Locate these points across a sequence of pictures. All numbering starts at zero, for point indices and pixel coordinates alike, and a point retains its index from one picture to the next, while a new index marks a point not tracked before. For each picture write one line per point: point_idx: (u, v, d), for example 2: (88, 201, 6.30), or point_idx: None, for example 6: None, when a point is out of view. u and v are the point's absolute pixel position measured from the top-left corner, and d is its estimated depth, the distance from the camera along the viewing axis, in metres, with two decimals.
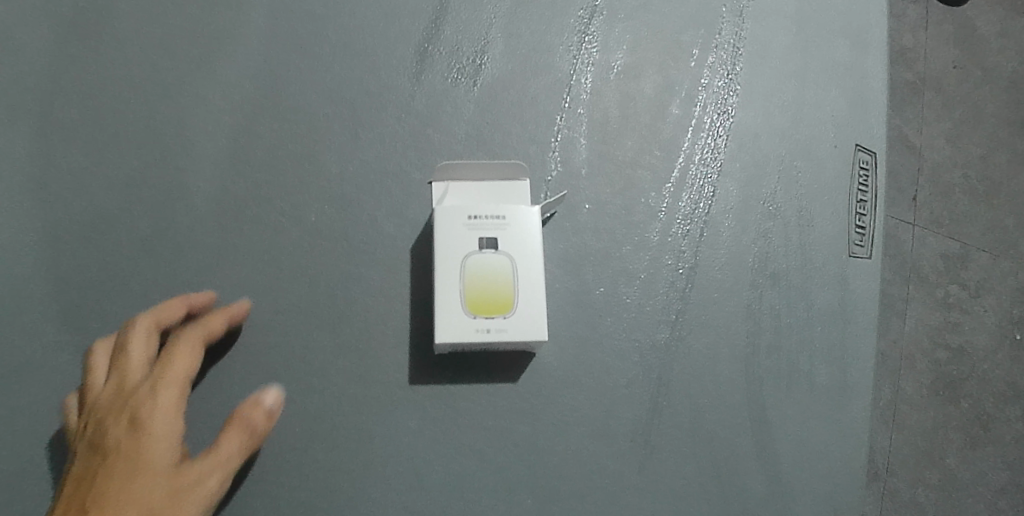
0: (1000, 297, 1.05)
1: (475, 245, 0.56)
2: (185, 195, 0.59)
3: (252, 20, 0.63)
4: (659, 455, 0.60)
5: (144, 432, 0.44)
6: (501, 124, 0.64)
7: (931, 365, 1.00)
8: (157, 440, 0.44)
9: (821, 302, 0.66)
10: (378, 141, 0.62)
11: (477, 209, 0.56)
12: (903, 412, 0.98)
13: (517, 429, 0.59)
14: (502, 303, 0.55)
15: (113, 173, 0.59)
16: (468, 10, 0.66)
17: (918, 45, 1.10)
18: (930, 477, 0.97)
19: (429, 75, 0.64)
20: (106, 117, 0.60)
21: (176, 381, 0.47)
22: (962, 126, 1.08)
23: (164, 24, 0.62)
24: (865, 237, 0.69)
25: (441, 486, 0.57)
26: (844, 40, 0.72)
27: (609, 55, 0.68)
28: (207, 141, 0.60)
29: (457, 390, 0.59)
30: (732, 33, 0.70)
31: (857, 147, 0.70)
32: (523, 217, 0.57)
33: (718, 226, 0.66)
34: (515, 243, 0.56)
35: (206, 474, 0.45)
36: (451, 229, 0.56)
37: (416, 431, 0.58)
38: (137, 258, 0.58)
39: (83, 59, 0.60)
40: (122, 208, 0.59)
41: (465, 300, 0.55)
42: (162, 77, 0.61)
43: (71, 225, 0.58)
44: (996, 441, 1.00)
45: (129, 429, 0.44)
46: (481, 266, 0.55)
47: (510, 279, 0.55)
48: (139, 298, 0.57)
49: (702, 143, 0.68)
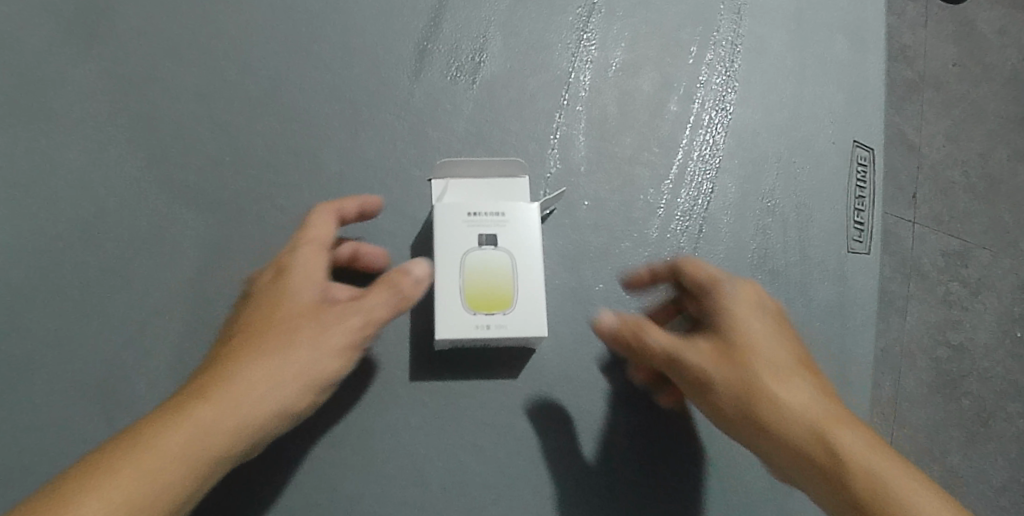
0: (1001, 295, 1.05)
1: (475, 241, 0.56)
2: (186, 192, 0.60)
3: (252, 19, 0.64)
4: (659, 451, 0.61)
5: (291, 284, 0.49)
6: (500, 122, 0.65)
7: (931, 362, 1.00)
8: (291, 281, 0.49)
9: (820, 298, 0.66)
10: (377, 138, 0.63)
11: (477, 206, 0.57)
12: (904, 410, 0.98)
13: (515, 426, 0.59)
14: (501, 299, 0.55)
15: (115, 171, 0.59)
16: (467, 8, 0.66)
17: (917, 43, 1.10)
18: (931, 475, 0.97)
19: (428, 73, 0.65)
20: (106, 116, 0.60)
21: (316, 243, 0.50)
22: (961, 124, 1.08)
23: (165, 23, 0.62)
24: (864, 233, 0.69)
25: (442, 483, 0.57)
26: (842, 36, 0.72)
27: (607, 53, 0.68)
28: (208, 140, 0.61)
29: (459, 387, 0.59)
30: (730, 30, 0.71)
31: (855, 143, 0.70)
32: (522, 214, 0.57)
33: (717, 223, 0.66)
34: (514, 239, 0.56)
35: (349, 321, 0.48)
36: (451, 225, 0.56)
37: (417, 428, 0.58)
38: (139, 255, 0.58)
39: (84, 58, 0.61)
40: (123, 204, 0.59)
41: (465, 296, 0.55)
42: (163, 76, 0.61)
43: (72, 224, 0.58)
44: (996, 439, 1.00)
45: (281, 279, 0.49)
46: (481, 262, 0.56)
47: (510, 275, 0.56)
48: (141, 295, 0.58)
49: (700, 140, 0.68)
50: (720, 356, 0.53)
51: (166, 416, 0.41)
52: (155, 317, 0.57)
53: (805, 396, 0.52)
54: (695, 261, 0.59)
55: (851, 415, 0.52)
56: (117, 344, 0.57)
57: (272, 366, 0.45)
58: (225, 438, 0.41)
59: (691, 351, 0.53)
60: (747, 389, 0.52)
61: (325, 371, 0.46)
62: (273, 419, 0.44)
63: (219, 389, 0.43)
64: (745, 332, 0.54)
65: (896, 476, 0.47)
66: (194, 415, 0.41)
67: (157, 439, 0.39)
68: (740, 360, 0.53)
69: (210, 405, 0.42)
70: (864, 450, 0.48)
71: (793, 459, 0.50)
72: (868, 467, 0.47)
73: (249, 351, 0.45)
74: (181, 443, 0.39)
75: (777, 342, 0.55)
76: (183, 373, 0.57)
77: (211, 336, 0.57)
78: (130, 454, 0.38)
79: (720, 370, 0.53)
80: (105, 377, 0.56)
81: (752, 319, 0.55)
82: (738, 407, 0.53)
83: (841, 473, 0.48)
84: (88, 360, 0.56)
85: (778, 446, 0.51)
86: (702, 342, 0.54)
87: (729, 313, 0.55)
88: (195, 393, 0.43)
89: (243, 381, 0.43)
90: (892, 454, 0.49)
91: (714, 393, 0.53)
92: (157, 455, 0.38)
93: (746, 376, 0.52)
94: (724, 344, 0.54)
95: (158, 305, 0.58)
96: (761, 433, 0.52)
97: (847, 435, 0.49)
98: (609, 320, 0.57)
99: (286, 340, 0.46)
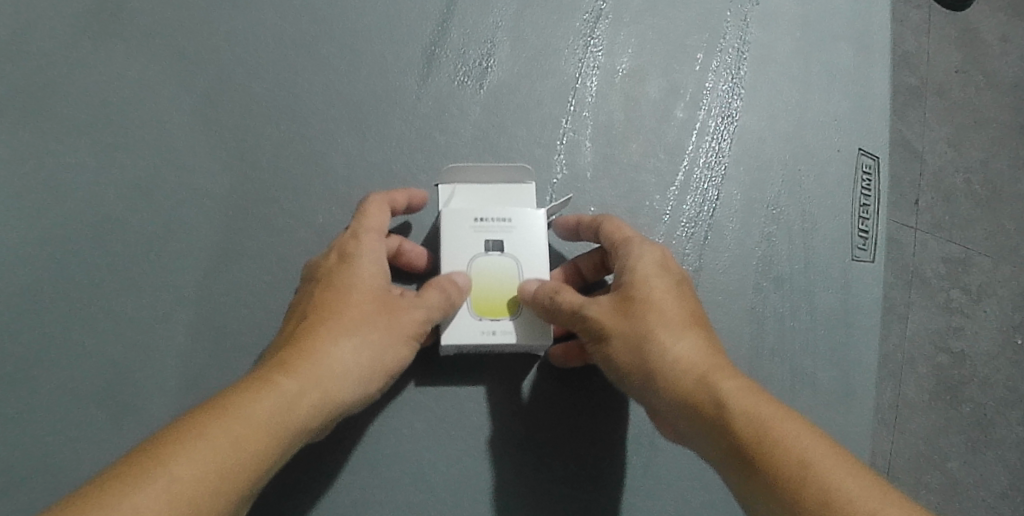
0: (1002, 302, 1.05)
1: (482, 247, 0.57)
2: (193, 195, 0.60)
3: (260, 22, 0.64)
4: (663, 457, 0.61)
5: (357, 267, 0.49)
6: (506, 127, 0.65)
7: (932, 369, 1.01)
8: (356, 267, 0.49)
9: (823, 305, 0.67)
10: (384, 142, 0.63)
11: (484, 211, 0.57)
12: (905, 416, 0.98)
13: (519, 432, 0.59)
14: (507, 305, 0.56)
15: (123, 173, 0.59)
16: (474, 13, 0.67)
17: (920, 50, 1.10)
18: (931, 481, 0.97)
19: (436, 78, 0.65)
20: (114, 118, 0.60)
21: (377, 232, 0.51)
22: (964, 131, 1.08)
23: (173, 26, 0.63)
24: (868, 241, 0.69)
25: (447, 487, 0.57)
26: (848, 44, 0.72)
27: (614, 59, 0.69)
28: (215, 142, 0.61)
29: (464, 390, 0.60)
30: (737, 38, 0.71)
31: (860, 151, 0.70)
32: (528, 220, 0.58)
33: (722, 229, 0.66)
34: (520, 245, 0.57)
35: (416, 310, 0.49)
36: (458, 231, 0.57)
37: (421, 432, 0.58)
38: (146, 257, 0.58)
39: (93, 59, 0.61)
40: (130, 206, 0.59)
41: (471, 304, 0.55)
42: (171, 78, 0.62)
43: (79, 225, 0.58)
44: (996, 445, 1.00)
45: (345, 264, 0.49)
46: (488, 269, 0.57)
47: (515, 281, 0.57)
48: (148, 297, 0.58)
49: (706, 146, 0.68)
50: (616, 310, 0.52)
51: (252, 386, 0.41)
52: (162, 319, 0.58)
53: (687, 348, 0.51)
54: (601, 220, 0.58)
55: (735, 368, 0.51)
56: (123, 346, 0.57)
57: (348, 345, 0.45)
58: (308, 413, 0.42)
59: (596, 307, 0.53)
60: (636, 341, 0.51)
61: (394, 356, 0.47)
62: (348, 399, 0.44)
63: (300, 363, 0.43)
64: (644, 286, 0.52)
65: (784, 422, 0.45)
66: (280, 388, 0.41)
67: (248, 408, 0.39)
68: (634, 314, 0.52)
69: (294, 378, 0.42)
70: (754, 400, 0.46)
71: (685, 409, 0.49)
72: (750, 411, 0.46)
73: (324, 329, 0.46)
74: (269, 413, 0.40)
75: (671, 298, 0.53)
76: (188, 375, 0.57)
77: (218, 339, 0.58)
78: (223, 421, 0.38)
79: (616, 323, 0.52)
80: (111, 379, 0.56)
81: (653, 274, 0.53)
82: (636, 360, 0.51)
83: (717, 421, 0.47)
84: (93, 362, 0.56)
85: (672, 398, 0.50)
86: (603, 298, 0.53)
87: (631, 268, 0.54)
88: (276, 367, 0.43)
89: (322, 357, 0.44)
90: (795, 414, 0.46)
91: (613, 348, 0.52)
92: (248, 421, 0.39)
93: (636, 327, 0.51)
94: (626, 299, 0.52)
95: (165, 308, 0.58)
96: (656, 385, 0.51)
97: (731, 383, 0.48)
98: (532, 285, 0.55)
99: (360, 321, 0.46)
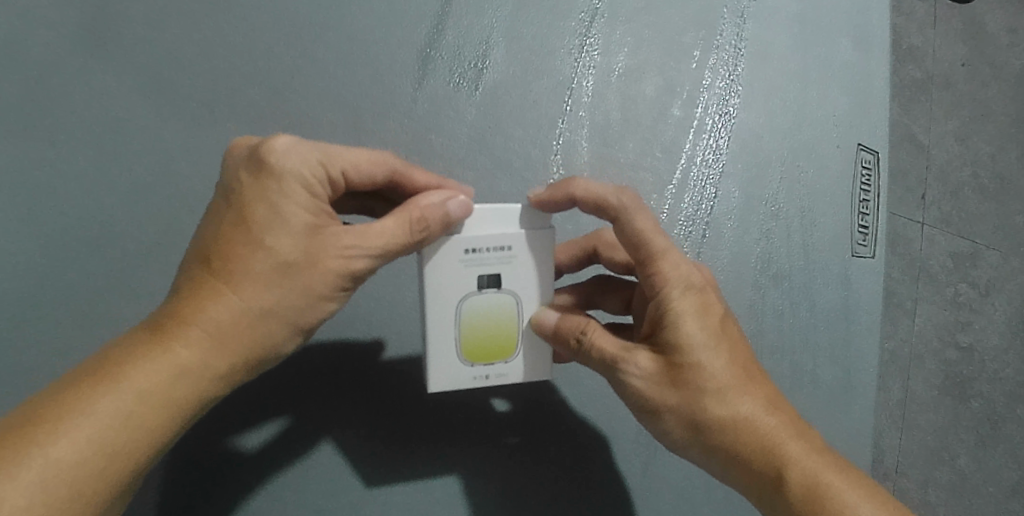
0: (1009, 297, 1.04)
1: (475, 283, 0.46)
2: (179, 195, 0.57)
3: (244, 26, 0.61)
4: (663, 455, 0.62)
5: (279, 204, 0.41)
6: (502, 128, 0.64)
7: (941, 364, 0.99)
8: (280, 218, 0.41)
9: (824, 302, 0.67)
10: (380, 146, 0.61)
11: (477, 239, 0.45)
12: (912, 412, 0.96)
13: (505, 444, 0.58)
14: (501, 347, 0.48)
15: (99, 174, 0.56)
16: (470, 15, 0.66)
17: (925, 43, 1.09)
18: (940, 477, 0.95)
19: (431, 80, 0.64)
20: (88, 116, 0.57)
21: (318, 168, 0.43)
22: (972, 124, 1.07)
23: (167, 24, 0.59)
24: (869, 237, 0.70)
25: (443, 490, 0.56)
26: (846, 40, 0.74)
27: (610, 58, 0.68)
28: (203, 143, 0.58)
29: (454, 416, 0.57)
30: (734, 34, 0.71)
31: (859, 147, 0.72)
32: (534, 251, 0.46)
33: (720, 227, 0.66)
34: (521, 281, 0.47)
35: (349, 260, 0.42)
36: (441, 267, 0.45)
37: (403, 452, 0.56)
38: (133, 259, 0.56)
39: (61, 57, 0.57)
40: (109, 207, 0.56)
41: (461, 345, 0.47)
42: (151, 77, 0.58)
43: (56, 225, 0.55)
44: (1007, 440, 0.99)
45: (270, 204, 0.41)
46: (481, 305, 0.46)
47: (514, 322, 0.48)
48: (149, 302, 0.55)
49: (704, 144, 0.68)
50: (662, 373, 0.45)
51: (147, 348, 0.41)
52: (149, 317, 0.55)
53: (748, 411, 0.46)
54: (627, 226, 0.46)
55: (793, 416, 0.48)
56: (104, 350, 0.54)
57: (252, 312, 0.41)
58: (206, 381, 0.41)
59: (637, 374, 0.45)
60: (689, 415, 0.46)
61: (310, 315, 0.43)
62: (255, 364, 0.43)
63: (197, 328, 0.41)
64: (693, 342, 0.45)
65: (842, 495, 0.45)
66: (175, 355, 0.41)
67: (140, 381, 0.40)
68: (687, 382, 0.45)
69: (194, 349, 0.41)
70: (817, 471, 0.46)
71: (745, 482, 0.47)
72: (814, 489, 0.45)
73: (230, 283, 0.41)
74: (160, 388, 0.40)
75: (721, 349, 0.46)
76: None
77: None
78: (114, 396, 0.39)
79: (666, 395, 0.45)
80: None
81: (699, 325, 0.45)
82: (691, 433, 0.46)
83: (779, 500, 0.46)
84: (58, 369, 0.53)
85: (732, 470, 0.47)
86: (646, 360, 0.45)
87: (674, 322, 0.45)
88: (175, 324, 0.41)
89: (220, 319, 0.41)
90: (845, 471, 0.47)
91: (664, 419, 0.46)
92: (136, 398, 0.39)
93: (689, 400, 0.45)
94: (673, 362, 0.45)
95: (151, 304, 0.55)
96: (714, 456, 0.47)
97: (797, 451, 0.46)
98: (551, 321, 0.47)
99: (267, 280, 0.41)
